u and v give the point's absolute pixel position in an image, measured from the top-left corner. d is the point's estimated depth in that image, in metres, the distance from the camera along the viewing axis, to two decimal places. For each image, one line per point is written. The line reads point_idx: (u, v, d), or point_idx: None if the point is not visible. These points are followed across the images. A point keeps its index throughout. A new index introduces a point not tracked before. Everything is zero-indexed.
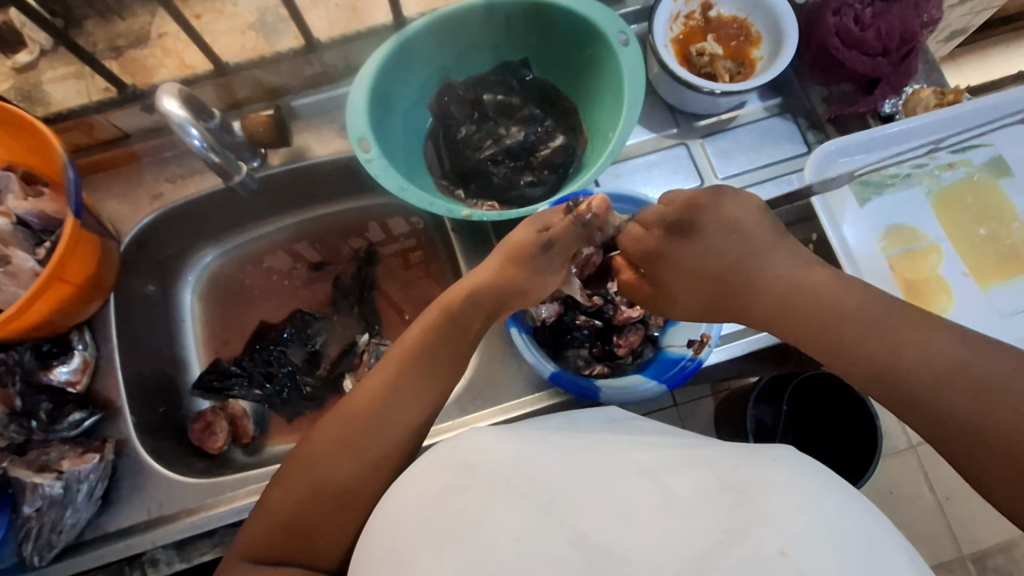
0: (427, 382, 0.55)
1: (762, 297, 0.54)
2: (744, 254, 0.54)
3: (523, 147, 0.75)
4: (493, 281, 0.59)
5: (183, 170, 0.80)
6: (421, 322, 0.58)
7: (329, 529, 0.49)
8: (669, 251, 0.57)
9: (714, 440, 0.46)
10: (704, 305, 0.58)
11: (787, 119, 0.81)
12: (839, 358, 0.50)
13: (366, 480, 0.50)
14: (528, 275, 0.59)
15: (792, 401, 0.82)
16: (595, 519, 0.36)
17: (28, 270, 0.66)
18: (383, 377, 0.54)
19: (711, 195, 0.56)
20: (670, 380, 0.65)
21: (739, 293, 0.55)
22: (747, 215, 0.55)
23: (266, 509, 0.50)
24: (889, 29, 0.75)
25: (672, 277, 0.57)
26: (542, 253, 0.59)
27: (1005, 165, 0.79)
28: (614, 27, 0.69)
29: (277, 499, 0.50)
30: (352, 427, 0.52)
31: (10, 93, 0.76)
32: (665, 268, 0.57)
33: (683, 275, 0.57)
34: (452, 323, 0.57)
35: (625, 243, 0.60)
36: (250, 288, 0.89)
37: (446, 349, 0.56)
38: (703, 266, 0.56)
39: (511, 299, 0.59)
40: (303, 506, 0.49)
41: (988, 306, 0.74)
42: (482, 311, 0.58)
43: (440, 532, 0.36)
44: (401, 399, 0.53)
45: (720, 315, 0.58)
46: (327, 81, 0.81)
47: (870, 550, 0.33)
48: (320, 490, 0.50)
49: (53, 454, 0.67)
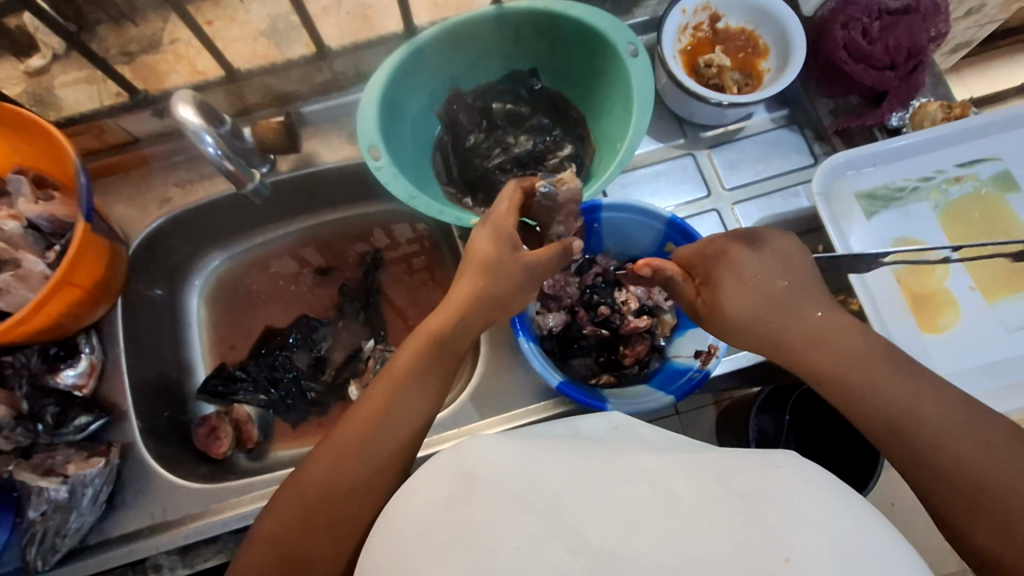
0: (411, 395, 0.55)
1: (793, 331, 0.53)
2: (767, 275, 0.54)
3: (532, 156, 0.76)
4: (473, 296, 0.58)
5: (192, 175, 0.81)
6: (410, 347, 0.57)
7: (324, 555, 0.48)
8: (732, 250, 0.56)
9: (711, 445, 0.46)
10: (733, 315, 0.54)
11: (794, 131, 0.82)
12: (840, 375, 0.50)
13: (358, 503, 0.49)
14: (508, 285, 0.59)
15: (795, 412, 0.78)
16: (596, 525, 0.35)
17: (37, 273, 0.67)
18: (379, 403, 0.54)
19: (775, 233, 0.57)
20: (677, 391, 0.64)
21: (773, 318, 0.53)
22: (805, 258, 0.56)
23: (260, 538, 0.49)
24: (897, 43, 0.75)
25: (728, 277, 0.55)
26: (508, 264, 0.59)
27: (1013, 180, 0.79)
28: (624, 38, 0.69)
29: (270, 527, 0.50)
30: (346, 451, 0.51)
31: (23, 98, 0.76)
32: (727, 275, 0.55)
33: (736, 280, 0.55)
34: (439, 347, 0.57)
35: (688, 251, 0.61)
36: (256, 293, 0.89)
37: (427, 366, 0.56)
38: (759, 277, 0.54)
39: (493, 309, 0.60)
40: (299, 533, 0.48)
41: (995, 321, 0.74)
42: (470, 331, 0.59)
43: (445, 540, 0.36)
44: (394, 420, 0.53)
45: (734, 333, 0.56)
46: (336, 88, 0.82)
47: (873, 556, 0.34)
48: (313, 516, 0.49)
49: (58, 458, 0.68)
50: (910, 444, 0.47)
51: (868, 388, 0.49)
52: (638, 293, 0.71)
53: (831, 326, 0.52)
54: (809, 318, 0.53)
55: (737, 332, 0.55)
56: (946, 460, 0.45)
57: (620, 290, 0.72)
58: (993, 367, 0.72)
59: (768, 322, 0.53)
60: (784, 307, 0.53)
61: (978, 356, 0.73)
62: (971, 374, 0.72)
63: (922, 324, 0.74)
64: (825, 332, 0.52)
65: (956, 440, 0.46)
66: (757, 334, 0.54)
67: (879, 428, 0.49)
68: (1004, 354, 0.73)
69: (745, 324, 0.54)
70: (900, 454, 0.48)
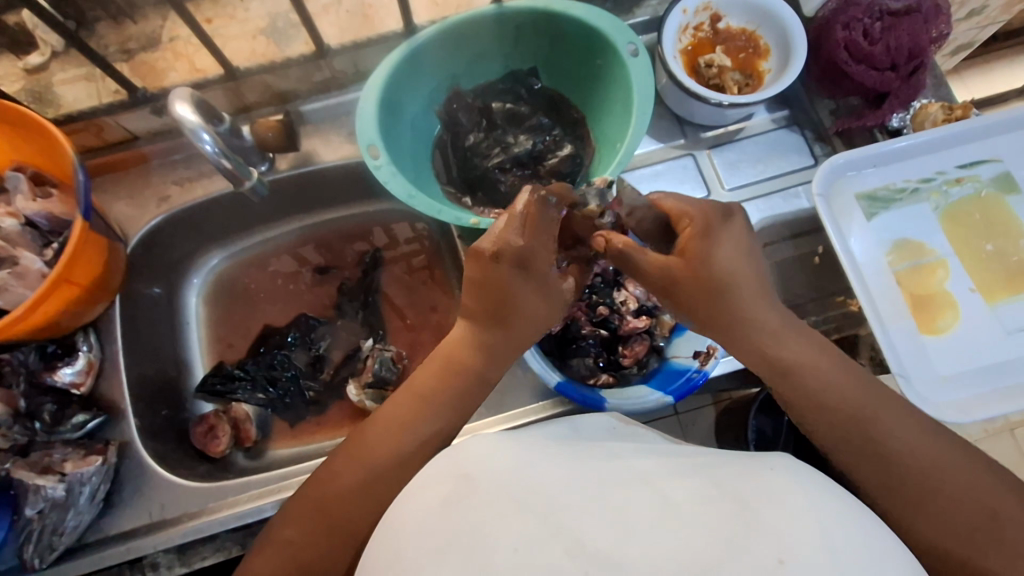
0: (438, 413, 0.54)
1: (770, 314, 0.54)
2: (752, 248, 0.55)
3: (532, 156, 0.76)
4: (487, 318, 0.56)
5: (191, 173, 0.80)
6: (430, 368, 0.57)
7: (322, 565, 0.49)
8: (734, 218, 0.56)
9: (708, 449, 0.46)
10: (715, 280, 0.52)
11: (794, 132, 0.81)
12: (815, 376, 0.52)
13: (358, 510, 0.50)
14: (526, 304, 0.55)
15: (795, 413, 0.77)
16: (594, 528, 0.35)
17: (36, 271, 0.67)
18: (387, 417, 0.54)
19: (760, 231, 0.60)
20: (676, 391, 0.65)
21: (755, 292, 0.54)
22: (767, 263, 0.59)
23: (278, 546, 0.50)
24: (898, 44, 0.74)
25: (730, 240, 0.54)
26: (525, 286, 0.54)
27: (1013, 181, 0.78)
28: (624, 38, 0.69)
29: (287, 535, 0.50)
30: (350, 463, 0.52)
31: (22, 95, 0.76)
32: (727, 238, 0.54)
33: (736, 245, 0.54)
34: (454, 369, 0.56)
35: (673, 201, 0.56)
36: (256, 292, 0.89)
37: (455, 389, 0.55)
38: (750, 250, 0.55)
39: (512, 327, 0.56)
40: (301, 542, 0.49)
41: (994, 324, 0.74)
42: (487, 352, 0.56)
43: (442, 542, 0.35)
44: (393, 431, 0.53)
45: (716, 300, 0.53)
46: (336, 87, 0.82)
47: (869, 560, 0.34)
48: (317, 529, 0.50)
49: (56, 456, 0.67)
50: (875, 443, 0.49)
51: (833, 392, 0.51)
52: (636, 293, 0.72)
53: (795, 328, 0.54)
54: (772, 317, 0.54)
55: (721, 301, 0.53)
56: (905, 463, 0.48)
57: (619, 290, 0.72)
58: (987, 369, 0.72)
59: (751, 294, 0.54)
60: (765, 288, 0.55)
61: (974, 358, 0.73)
62: (967, 377, 0.72)
63: (921, 326, 0.74)
64: (797, 338, 0.54)
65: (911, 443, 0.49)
66: (735, 310, 0.53)
67: (847, 439, 0.50)
68: (1002, 356, 0.72)
69: (731, 292, 0.53)
70: (860, 457, 0.50)
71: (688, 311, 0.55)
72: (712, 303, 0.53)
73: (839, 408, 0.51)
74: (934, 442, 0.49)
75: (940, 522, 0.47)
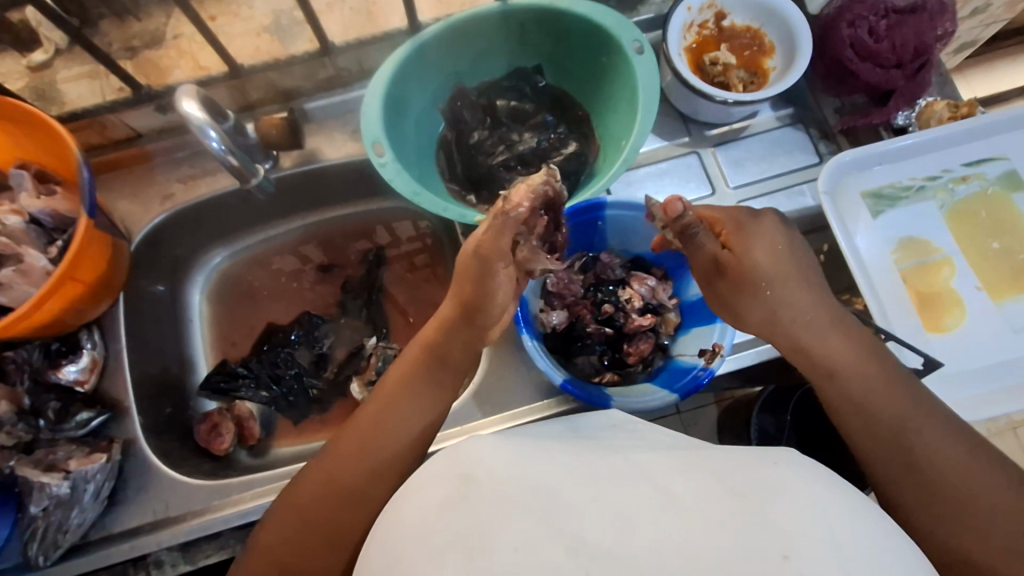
0: (415, 404, 0.55)
1: (802, 311, 0.56)
2: (786, 246, 0.58)
3: (536, 154, 0.76)
4: (455, 306, 0.57)
5: (194, 171, 0.80)
6: (404, 362, 0.58)
7: (317, 564, 0.48)
8: (763, 219, 0.59)
9: (711, 445, 0.46)
10: (745, 283, 0.56)
11: (799, 130, 0.81)
12: (852, 380, 0.53)
13: (354, 510, 0.50)
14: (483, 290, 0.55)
15: (799, 411, 0.76)
16: (595, 525, 0.35)
17: (39, 269, 0.66)
18: (370, 413, 0.55)
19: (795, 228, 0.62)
20: (682, 389, 0.64)
21: (788, 289, 0.56)
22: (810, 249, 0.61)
23: (260, 551, 0.50)
24: (904, 42, 0.75)
25: (759, 239, 0.57)
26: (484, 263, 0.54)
27: (1019, 180, 0.78)
28: (629, 35, 0.69)
29: (269, 539, 0.50)
30: (339, 461, 0.52)
31: (25, 92, 0.76)
32: (756, 239, 0.57)
33: (764, 243, 0.57)
34: (430, 359, 0.57)
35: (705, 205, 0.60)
36: (258, 290, 0.89)
37: (427, 378, 0.57)
38: (781, 249, 0.57)
39: (477, 320, 0.57)
40: (295, 542, 0.50)
41: (1001, 322, 0.74)
42: (460, 339, 0.57)
43: (443, 542, 0.35)
44: (384, 426, 0.54)
45: (750, 299, 0.57)
46: (340, 84, 0.81)
47: (875, 556, 0.34)
48: (308, 529, 0.50)
49: (60, 454, 0.67)
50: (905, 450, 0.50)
51: (876, 402, 0.52)
52: (642, 291, 0.71)
53: (841, 325, 0.56)
54: (814, 322, 0.55)
55: (753, 303, 0.57)
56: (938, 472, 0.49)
57: (624, 288, 0.72)
58: (997, 368, 0.72)
59: (782, 292, 0.56)
60: (801, 283, 0.57)
61: (982, 357, 0.72)
62: (974, 375, 0.72)
63: (927, 324, 0.74)
64: (833, 335, 0.55)
65: (944, 451, 0.49)
66: (769, 309, 0.56)
67: (872, 441, 0.52)
68: (1010, 355, 0.72)
69: (762, 292, 0.56)
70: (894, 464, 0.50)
71: (726, 315, 0.60)
72: (745, 304, 0.57)
73: (858, 409, 0.52)
74: (963, 450, 0.50)
75: (973, 534, 0.46)
